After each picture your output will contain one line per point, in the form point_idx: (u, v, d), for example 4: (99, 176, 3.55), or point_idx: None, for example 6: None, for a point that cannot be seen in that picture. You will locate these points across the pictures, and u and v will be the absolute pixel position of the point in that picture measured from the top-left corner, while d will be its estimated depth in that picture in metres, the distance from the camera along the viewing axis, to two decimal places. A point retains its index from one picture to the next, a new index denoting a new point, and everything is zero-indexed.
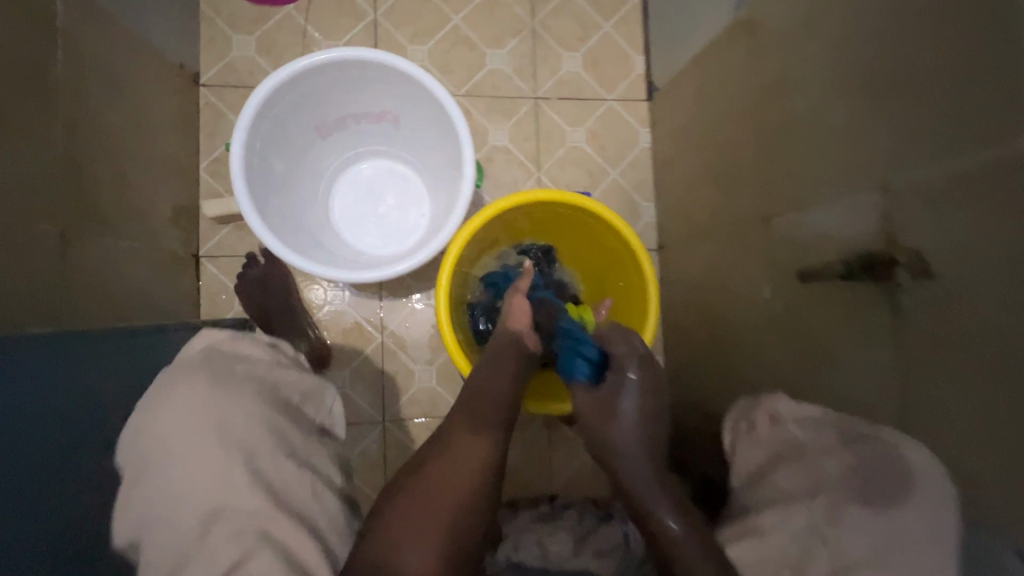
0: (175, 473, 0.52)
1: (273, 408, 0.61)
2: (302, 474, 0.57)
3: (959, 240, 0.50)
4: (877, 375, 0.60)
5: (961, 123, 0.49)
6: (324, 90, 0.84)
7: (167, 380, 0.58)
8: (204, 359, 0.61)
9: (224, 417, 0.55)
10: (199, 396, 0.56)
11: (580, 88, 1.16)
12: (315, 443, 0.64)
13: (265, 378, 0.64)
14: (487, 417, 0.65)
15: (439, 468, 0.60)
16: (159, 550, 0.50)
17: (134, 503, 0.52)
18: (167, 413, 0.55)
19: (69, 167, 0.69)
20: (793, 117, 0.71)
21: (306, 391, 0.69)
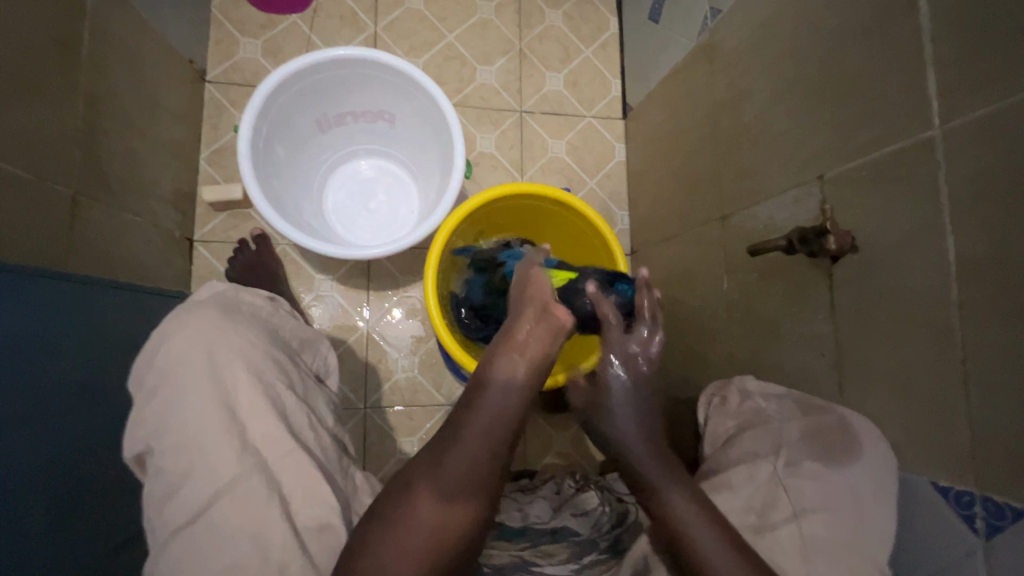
0: (178, 390, 0.59)
1: (275, 346, 0.70)
2: (300, 401, 0.66)
3: (880, 217, 0.59)
4: (818, 343, 0.67)
5: (880, 120, 0.59)
6: (328, 85, 0.91)
7: (174, 317, 0.65)
8: (211, 300, 0.69)
9: (235, 347, 0.63)
10: (212, 328, 0.64)
11: (562, 104, 1.27)
12: (311, 385, 0.72)
13: (265, 323, 0.72)
14: (477, 451, 0.59)
15: (421, 507, 0.57)
16: (175, 450, 0.57)
17: (144, 416, 0.59)
18: (172, 342, 0.62)
19: (85, 136, 0.74)
20: (748, 124, 0.81)
21: (304, 339, 0.78)
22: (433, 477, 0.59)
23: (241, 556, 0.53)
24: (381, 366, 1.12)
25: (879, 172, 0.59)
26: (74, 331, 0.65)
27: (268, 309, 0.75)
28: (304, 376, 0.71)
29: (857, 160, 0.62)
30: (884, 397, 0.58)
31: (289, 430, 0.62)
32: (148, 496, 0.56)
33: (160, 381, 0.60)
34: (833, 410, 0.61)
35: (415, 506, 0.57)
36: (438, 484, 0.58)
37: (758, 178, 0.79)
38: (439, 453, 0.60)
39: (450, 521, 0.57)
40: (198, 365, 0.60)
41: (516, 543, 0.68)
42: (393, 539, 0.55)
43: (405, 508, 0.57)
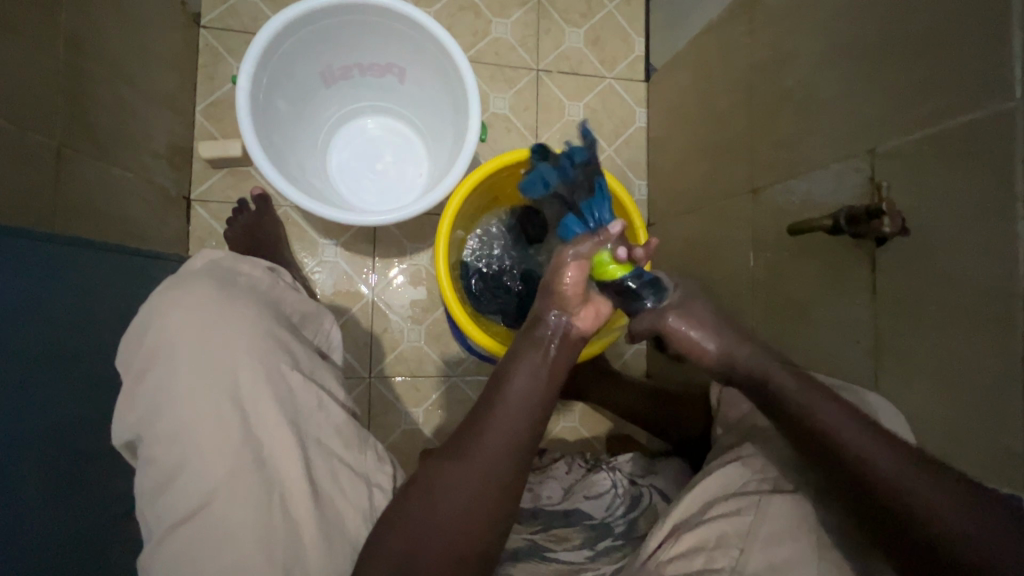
0: (174, 371, 0.56)
1: (277, 322, 0.66)
2: (307, 379, 0.62)
3: (937, 197, 0.54)
4: (854, 329, 0.64)
5: (946, 89, 0.53)
6: (334, 34, 0.84)
7: (169, 289, 0.61)
8: (211, 272, 0.66)
9: (233, 323, 0.60)
10: (208, 303, 0.60)
11: (581, 64, 1.19)
12: (317, 360, 0.68)
13: (267, 294, 0.69)
14: (500, 427, 0.56)
15: (440, 481, 0.55)
16: (168, 440, 0.54)
17: (137, 400, 0.56)
18: (171, 316, 0.58)
19: (68, 82, 0.68)
20: (789, 90, 0.75)
21: (305, 313, 0.74)
22: (454, 452, 0.56)
23: (241, 553, 0.51)
24: (386, 336, 1.09)
25: (940, 148, 0.54)
26: (60, 296, 0.61)
27: (268, 282, 0.71)
28: (309, 352, 0.67)
29: (916, 134, 0.56)
30: (921, 390, 0.55)
31: (292, 414, 0.59)
32: (141, 486, 0.54)
33: (151, 360, 0.57)
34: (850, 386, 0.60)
35: (434, 483, 0.55)
36: (456, 463, 0.55)
37: (798, 150, 0.73)
38: (463, 429, 0.58)
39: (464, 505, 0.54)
40: (201, 343, 0.57)
41: (527, 527, 0.67)
42: (407, 516, 0.54)
43: (425, 483, 0.55)
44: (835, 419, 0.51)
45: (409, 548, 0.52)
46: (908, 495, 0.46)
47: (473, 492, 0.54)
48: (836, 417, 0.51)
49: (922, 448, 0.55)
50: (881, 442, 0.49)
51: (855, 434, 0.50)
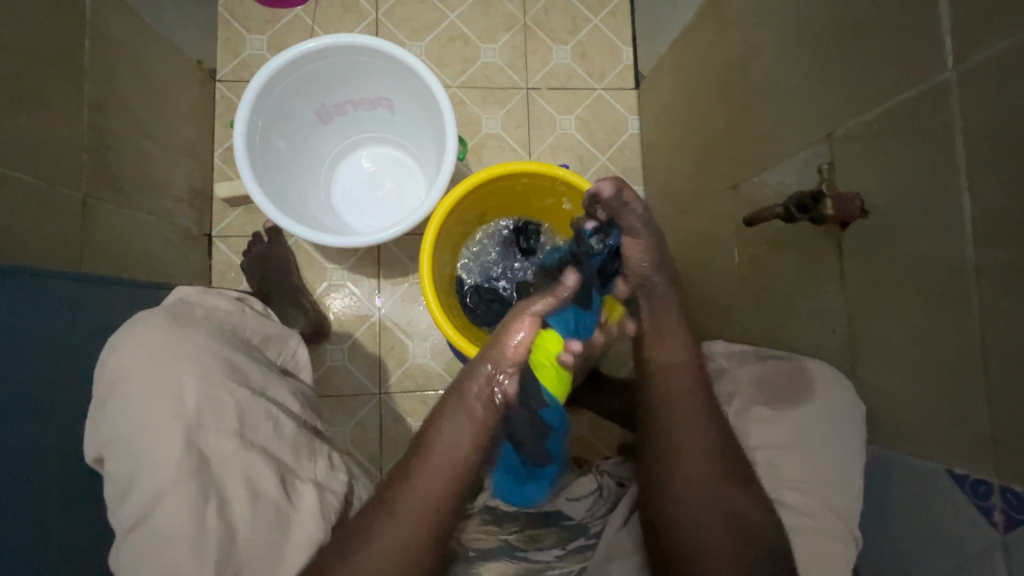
0: (130, 395, 0.61)
1: (231, 345, 0.71)
2: (256, 397, 0.66)
3: (891, 176, 0.53)
4: (829, 318, 0.62)
5: (890, 65, 0.52)
6: (322, 74, 0.91)
7: (131, 323, 0.67)
8: (170, 307, 0.71)
9: (172, 351, 0.64)
10: (157, 330, 0.65)
11: (570, 78, 1.22)
12: (273, 376, 0.73)
13: (228, 323, 0.75)
14: (442, 472, 0.54)
15: (387, 527, 0.53)
16: (117, 457, 0.60)
17: (100, 423, 0.61)
18: (129, 346, 0.64)
19: (92, 140, 0.78)
20: (755, 83, 0.75)
21: (268, 336, 0.81)
22: (393, 503, 0.54)
23: (179, 558, 0.56)
24: (395, 352, 1.14)
25: (890, 125, 0.53)
26: (84, 327, 0.69)
27: (230, 310, 0.77)
28: (267, 370, 0.72)
29: (869, 112, 0.55)
30: (894, 376, 0.53)
31: (241, 429, 0.63)
32: (108, 494, 0.60)
33: (106, 387, 0.62)
34: (791, 357, 0.62)
35: (378, 533, 0.53)
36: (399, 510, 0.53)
37: (767, 140, 0.73)
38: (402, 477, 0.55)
39: (412, 546, 0.53)
40: (154, 368, 0.62)
41: (505, 527, 0.69)
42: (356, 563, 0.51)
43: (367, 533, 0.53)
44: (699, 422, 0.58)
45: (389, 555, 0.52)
46: (699, 479, 0.55)
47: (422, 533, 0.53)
48: (679, 406, 0.59)
49: (903, 437, 0.53)
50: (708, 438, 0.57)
51: (688, 420, 0.58)
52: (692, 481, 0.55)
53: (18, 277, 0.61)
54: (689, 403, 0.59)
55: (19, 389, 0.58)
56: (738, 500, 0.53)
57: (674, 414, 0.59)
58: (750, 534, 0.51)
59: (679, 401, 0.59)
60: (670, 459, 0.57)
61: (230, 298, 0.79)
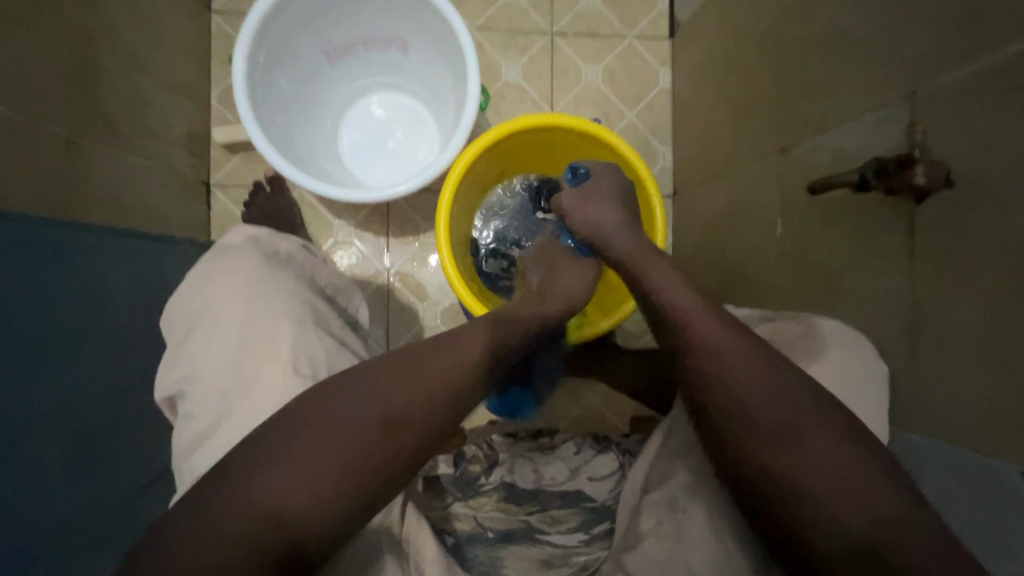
0: (225, 332, 0.60)
1: (314, 295, 0.69)
2: (338, 348, 0.63)
3: (991, 142, 0.46)
4: (887, 300, 0.57)
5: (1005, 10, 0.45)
6: (329, 6, 0.82)
7: (224, 258, 0.67)
8: (253, 246, 0.69)
9: (257, 294, 0.62)
10: (249, 270, 0.65)
11: (599, 24, 1.11)
12: (348, 329, 0.70)
13: (302, 269, 0.73)
14: (414, 384, 0.51)
15: (294, 454, 0.46)
16: (188, 397, 0.58)
17: (185, 355, 0.60)
18: (223, 282, 0.64)
19: (79, 70, 0.70)
20: (819, 31, 0.66)
21: (338, 286, 0.77)
22: (312, 427, 0.48)
23: None
24: (404, 313, 1.09)
25: (995, 83, 0.46)
26: (75, 279, 0.63)
27: (301, 256, 0.75)
28: (341, 322, 0.69)
29: (967, 68, 0.48)
30: (967, 365, 0.49)
31: (324, 381, 0.60)
32: (178, 442, 0.57)
33: (194, 322, 0.62)
34: (805, 320, 0.64)
35: (286, 448, 0.47)
36: (327, 430, 0.48)
37: (828, 98, 0.65)
38: (348, 393, 0.50)
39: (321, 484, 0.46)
40: (250, 307, 0.62)
41: (524, 507, 0.70)
42: (232, 500, 0.44)
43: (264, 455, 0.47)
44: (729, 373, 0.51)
45: (289, 478, 0.45)
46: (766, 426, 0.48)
47: (334, 471, 0.46)
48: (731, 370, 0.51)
49: (973, 434, 0.49)
50: (741, 371, 0.51)
51: (753, 394, 0.50)
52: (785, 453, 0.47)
53: (6, 224, 0.55)
54: (716, 358, 0.52)
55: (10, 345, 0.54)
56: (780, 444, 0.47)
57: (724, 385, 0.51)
58: (855, 489, 0.44)
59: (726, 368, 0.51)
60: (733, 415, 0.50)
61: (297, 245, 0.76)
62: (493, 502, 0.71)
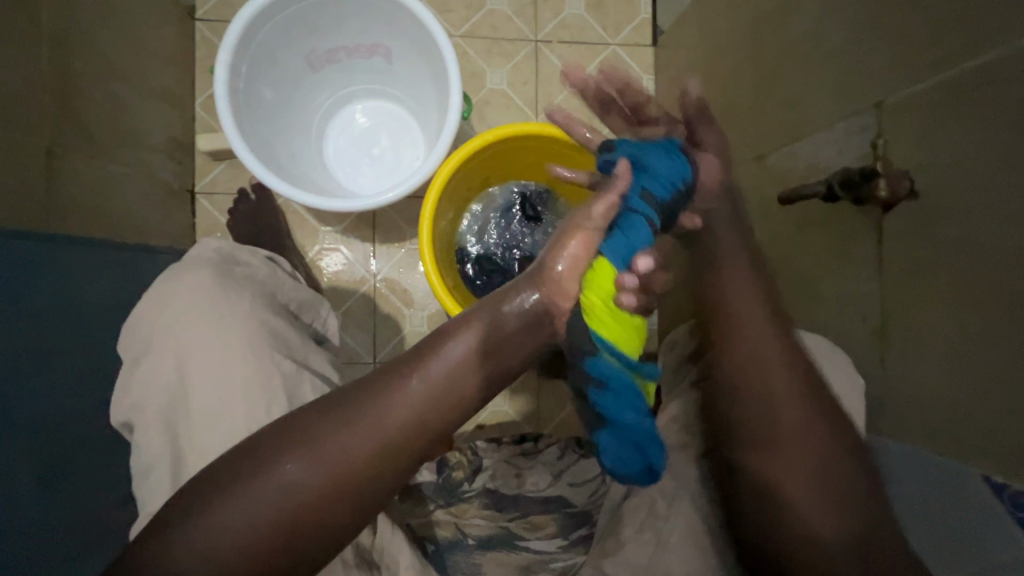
0: (171, 352, 0.61)
1: (274, 312, 0.69)
2: (300, 369, 0.64)
3: (952, 154, 0.48)
4: (859, 306, 0.59)
5: (962, 26, 0.46)
6: (310, 15, 0.83)
7: (176, 273, 0.66)
8: (211, 262, 0.69)
9: (213, 317, 0.63)
10: (207, 289, 0.65)
11: (583, 31, 1.13)
12: (312, 346, 0.71)
13: (265, 285, 0.73)
14: (403, 412, 0.49)
15: (277, 480, 0.47)
16: (149, 422, 0.59)
17: (135, 376, 0.61)
18: (177, 299, 0.64)
19: (56, 81, 0.70)
20: (793, 43, 0.68)
21: (302, 301, 0.79)
22: (305, 449, 0.48)
23: None
24: (390, 319, 1.09)
25: (956, 96, 0.47)
26: (52, 291, 0.63)
27: (266, 272, 0.75)
28: (305, 340, 0.70)
29: (930, 80, 0.50)
30: (930, 370, 0.50)
31: (290, 402, 0.61)
32: (135, 465, 0.58)
33: (149, 345, 0.62)
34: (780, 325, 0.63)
35: (274, 469, 0.47)
36: (262, 498, 0.46)
37: (802, 108, 0.67)
38: (340, 415, 0.49)
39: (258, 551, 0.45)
40: (201, 328, 0.62)
41: (505, 513, 0.71)
42: (211, 516, 0.46)
43: (253, 475, 0.47)
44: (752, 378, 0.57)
45: (269, 507, 0.46)
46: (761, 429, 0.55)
47: (272, 540, 0.46)
48: (777, 382, 0.56)
49: (936, 439, 0.50)
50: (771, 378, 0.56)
51: (768, 392, 0.55)
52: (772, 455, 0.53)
53: None
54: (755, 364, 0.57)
55: None
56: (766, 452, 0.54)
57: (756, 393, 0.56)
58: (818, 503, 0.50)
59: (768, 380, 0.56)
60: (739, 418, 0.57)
61: (261, 257, 0.76)
62: (476, 509, 0.72)
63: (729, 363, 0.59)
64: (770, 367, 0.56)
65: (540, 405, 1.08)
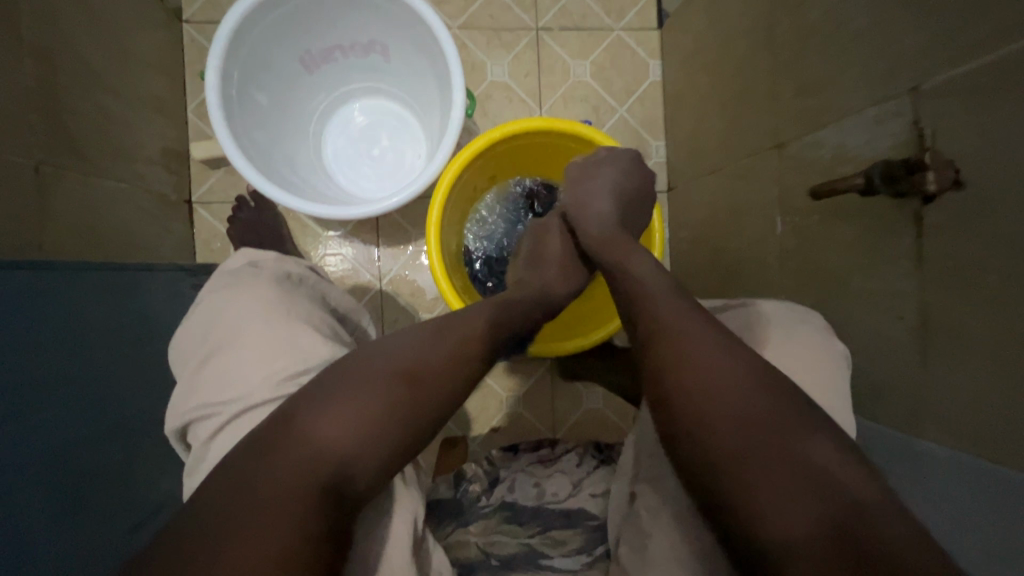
0: (236, 354, 0.58)
1: (326, 314, 0.67)
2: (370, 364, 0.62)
3: (999, 141, 0.44)
4: (895, 302, 0.56)
5: (1010, 1, 0.43)
6: (302, 15, 0.79)
7: (235, 285, 0.64)
8: (266, 274, 0.67)
9: (290, 310, 0.61)
10: (260, 297, 0.62)
11: (585, 17, 1.08)
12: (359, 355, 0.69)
13: (311, 291, 0.70)
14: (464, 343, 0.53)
15: (352, 402, 0.48)
16: (228, 426, 0.55)
17: (196, 387, 0.58)
18: (230, 308, 0.61)
19: (41, 96, 0.66)
20: (816, 23, 0.64)
21: (344, 305, 0.74)
22: (368, 375, 0.50)
23: None
24: (399, 325, 1.06)
25: (1003, 78, 0.44)
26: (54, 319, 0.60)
27: (311, 275, 0.73)
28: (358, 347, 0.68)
29: (972, 62, 0.46)
30: (978, 372, 0.48)
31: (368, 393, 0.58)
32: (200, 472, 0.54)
33: (208, 351, 0.59)
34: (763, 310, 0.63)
35: (346, 393, 0.48)
36: (333, 424, 0.46)
37: (826, 94, 0.63)
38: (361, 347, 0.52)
39: (360, 459, 0.46)
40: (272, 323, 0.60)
41: (526, 529, 0.69)
42: (290, 439, 0.46)
43: (330, 395, 0.48)
44: (693, 331, 0.48)
45: (346, 432, 0.46)
46: (698, 388, 0.45)
47: (368, 450, 0.47)
48: (693, 334, 0.48)
49: (986, 445, 0.47)
50: (702, 323, 0.49)
51: (705, 346, 0.47)
52: (729, 425, 0.43)
53: None
54: (687, 314, 0.50)
55: None
56: (722, 417, 0.43)
57: (699, 360, 0.46)
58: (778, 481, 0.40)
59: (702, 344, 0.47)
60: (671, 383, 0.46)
61: (306, 265, 0.74)
62: (495, 523, 0.70)
63: (651, 327, 0.50)
64: (695, 325, 0.48)
65: (556, 405, 1.06)
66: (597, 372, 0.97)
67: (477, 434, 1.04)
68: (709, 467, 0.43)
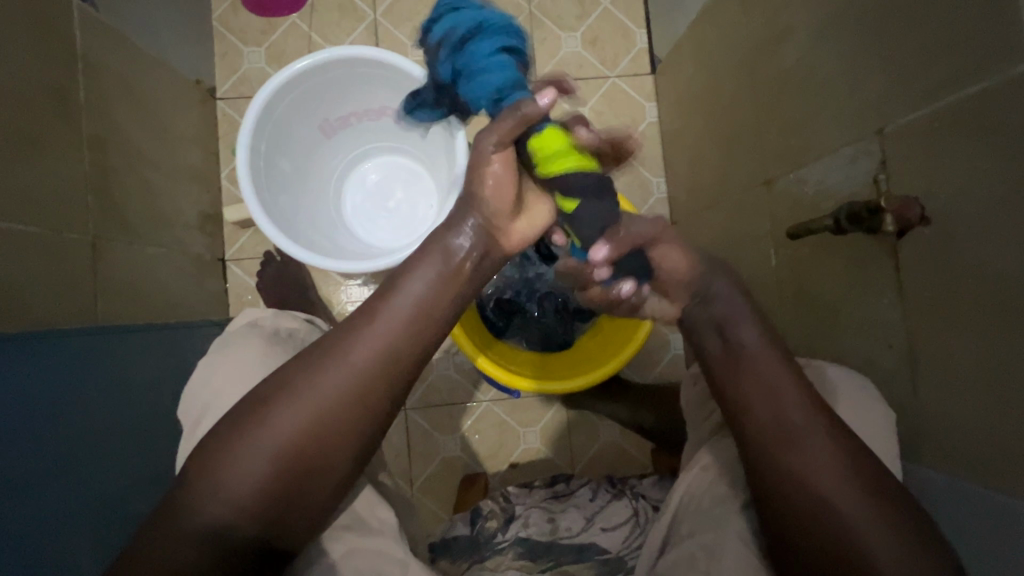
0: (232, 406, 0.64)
1: None
2: None
3: (960, 179, 0.47)
4: (883, 331, 0.58)
5: (954, 54, 0.46)
6: (320, 91, 0.88)
7: (228, 346, 0.71)
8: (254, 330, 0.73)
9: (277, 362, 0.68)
10: (252, 351, 0.69)
11: (582, 67, 1.15)
12: None
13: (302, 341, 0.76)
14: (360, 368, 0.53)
15: (243, 456, 0.50)
16: None
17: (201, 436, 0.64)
18: (229, 364, 0.68)
19: (95, 179, 0.75)
20: (787, 71, 0.68)
21: None
22: (263, 421, 0.51)
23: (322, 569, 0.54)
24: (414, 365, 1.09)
25: (956, 122, 0.47)
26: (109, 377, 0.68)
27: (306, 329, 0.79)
28: None
29: (927, 108, 0.49)
30: (967, 401, 0.49)
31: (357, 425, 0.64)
32: None
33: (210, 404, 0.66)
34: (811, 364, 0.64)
35: (241, 448, 0.51)
36: (229, 481, 0.50)
37: (805, 135, 0.67)
38: (296, 380, 0.53)
39: (258, 511, 0.50)
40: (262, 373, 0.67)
41: (540, 563, 0.71)
42: (194, 501, 0.50)
43: (226, 449, 0.51)
44: (779, 386, 0.55)
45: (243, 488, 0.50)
46: (804, 451, 0.52)
47: (264, 498, 0.50)
48: (779, 389, 0.55)
49: (983, 471, 0.49)
50: (785, 377, 0.55)
51: (786, 412, 0.53)
52: (819, 492, 0.50)
53: (44, 335, 0.61)
54: (772, 370, 0.56)
55: (52, 449, 0.57)
56: (834, 477, 0.50)
57: (797, 422, 0.53)
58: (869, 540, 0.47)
59: (777, 378, 0.55)
60: (780, 439, 0.53)
61: (302, 320, 0.81)
62: (510, 560, 0.72)
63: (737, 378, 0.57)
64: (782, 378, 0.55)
65: (572, 440, 1.08)
66: (606, 405, 1.00)
67: (496, 471, 1.07)
68: (812, 519, 0.49)
